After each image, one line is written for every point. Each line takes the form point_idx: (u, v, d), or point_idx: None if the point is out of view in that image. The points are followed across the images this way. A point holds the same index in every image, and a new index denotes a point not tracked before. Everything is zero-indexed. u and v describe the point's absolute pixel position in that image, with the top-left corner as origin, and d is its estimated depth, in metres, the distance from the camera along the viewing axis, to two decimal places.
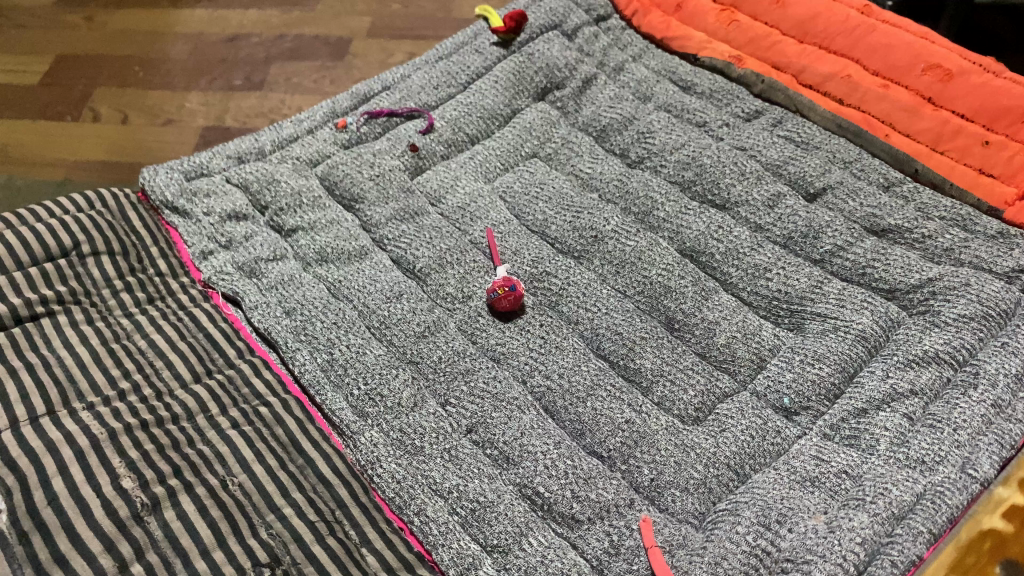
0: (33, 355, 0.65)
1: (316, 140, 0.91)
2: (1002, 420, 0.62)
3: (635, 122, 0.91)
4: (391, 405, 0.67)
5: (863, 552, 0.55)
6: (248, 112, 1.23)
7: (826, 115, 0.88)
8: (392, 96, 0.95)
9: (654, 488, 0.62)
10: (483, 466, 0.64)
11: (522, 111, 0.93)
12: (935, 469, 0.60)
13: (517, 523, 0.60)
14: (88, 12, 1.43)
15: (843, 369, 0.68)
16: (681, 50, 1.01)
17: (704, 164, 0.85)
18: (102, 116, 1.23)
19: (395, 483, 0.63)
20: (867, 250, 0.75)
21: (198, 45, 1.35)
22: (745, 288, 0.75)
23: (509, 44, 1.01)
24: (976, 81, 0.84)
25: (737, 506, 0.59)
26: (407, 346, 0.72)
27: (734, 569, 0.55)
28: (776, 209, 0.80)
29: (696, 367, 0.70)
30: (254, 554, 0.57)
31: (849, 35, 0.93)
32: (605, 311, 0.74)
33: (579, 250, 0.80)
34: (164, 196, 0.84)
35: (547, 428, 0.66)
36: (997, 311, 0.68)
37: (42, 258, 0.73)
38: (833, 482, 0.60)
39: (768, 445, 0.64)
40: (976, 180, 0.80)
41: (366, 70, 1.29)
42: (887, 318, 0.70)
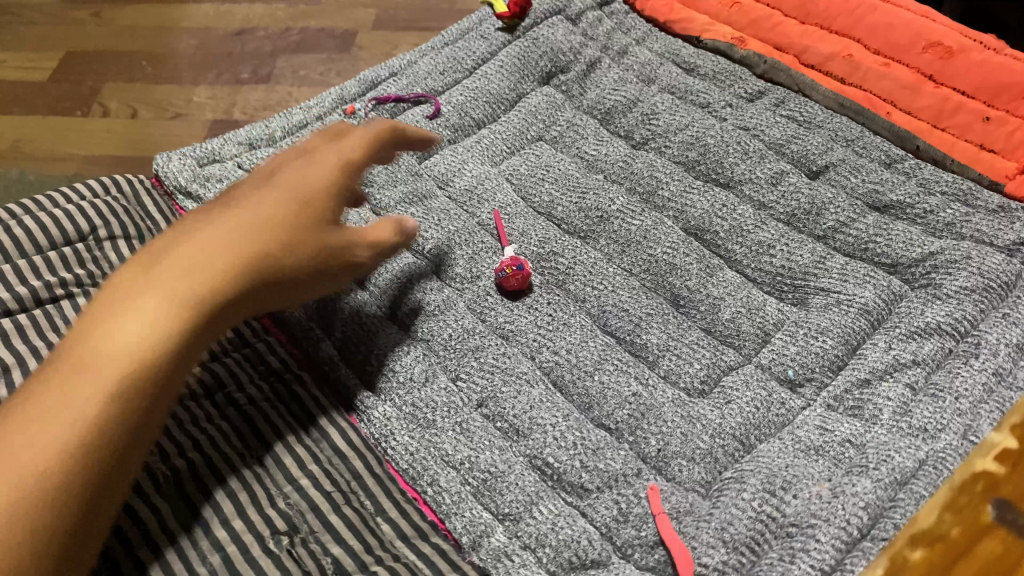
0: (54, 335, 0.67)
1: (325, 126, 0.92)
2: (1004, 389, 0.64)
3: (639, 104, 0.92)
4: (403, 380, 0.69)
5: (867, 515, 0.56)
6: (257, 104, 1.25)
7: (828, 94, 0.89)
8: (399, 82, 0.96)
9: (662, 458, 0.63)
10: (494, 438, 0.65)
11: (527, 96, 0.95)
12: (937, 437, 0.60)
13: (528, 491, 0.62)
14: (96, 6, 1.45)
15: (846, 342, 0.69)
16: (684, 33, 1.02)
17: (707, 144, 0.86)
18: (113, 111, 1.25)
19: (409, 455, 0.65)
20: (869, 225, 0.76)
21: (206, 39, 1.37)
22: (748, 264, 0.76)
23: (514, 29, 1.02)
24: (976, 58, 0.85)
25: (743, 474, 0.60)
26: (417, 325, 0.73)
27: (741, 534, 0.57)
28: (779, 187, 0.81)
29: (701, 342, 0.71)
30: (273, 524, 0.59)
31: (851, 15, 0.94)
32: (611, 289, 0.75)
33: (585, 230, 0.81)
34: (178, 181, 0.86)
35: (556, 401, 0.67)
36: (998, 283, 0.69)
37: (61, 243, 0.74)
38: (837, 451, 0.61)
39: (773, 416, 0.65)
40: (976, 156, 0.81)
41: (373, 60, 1.31)
42: (889, 291, 0.71)
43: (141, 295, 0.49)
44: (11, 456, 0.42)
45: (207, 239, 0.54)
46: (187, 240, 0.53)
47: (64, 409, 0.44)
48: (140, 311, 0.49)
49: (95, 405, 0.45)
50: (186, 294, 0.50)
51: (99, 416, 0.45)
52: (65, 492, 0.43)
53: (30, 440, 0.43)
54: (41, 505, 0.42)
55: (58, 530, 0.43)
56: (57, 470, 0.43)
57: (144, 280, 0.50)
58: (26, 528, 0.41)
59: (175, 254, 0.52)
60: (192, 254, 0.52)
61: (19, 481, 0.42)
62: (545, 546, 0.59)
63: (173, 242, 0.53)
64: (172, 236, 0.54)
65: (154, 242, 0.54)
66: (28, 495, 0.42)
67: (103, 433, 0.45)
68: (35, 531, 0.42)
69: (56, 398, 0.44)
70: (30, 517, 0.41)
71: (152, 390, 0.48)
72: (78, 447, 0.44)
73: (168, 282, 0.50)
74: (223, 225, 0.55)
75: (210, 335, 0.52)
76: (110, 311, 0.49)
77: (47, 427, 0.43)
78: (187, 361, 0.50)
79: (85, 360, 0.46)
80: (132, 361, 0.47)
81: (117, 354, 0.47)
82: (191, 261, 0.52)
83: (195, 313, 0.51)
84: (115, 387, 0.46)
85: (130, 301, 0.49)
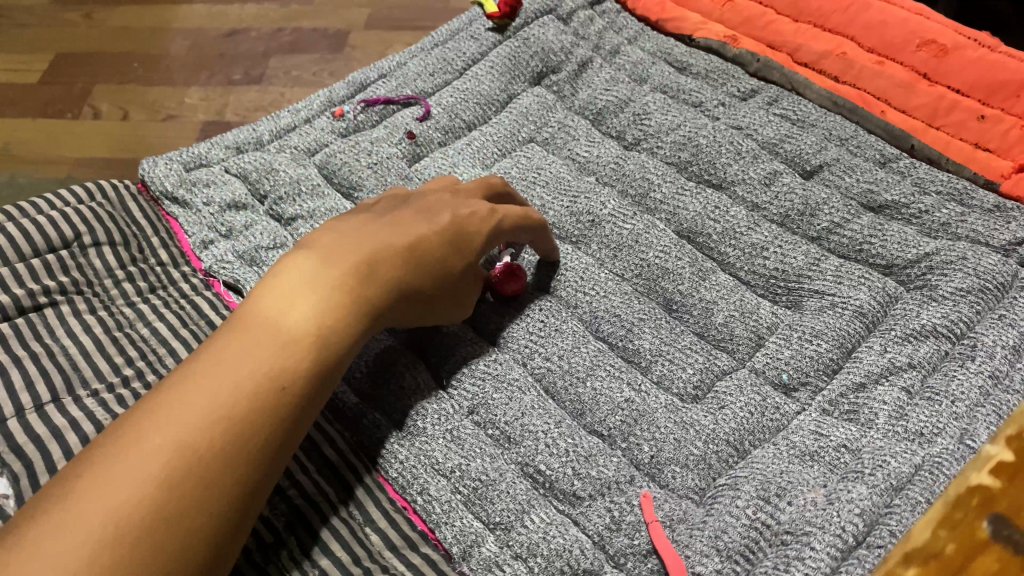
0: (37, 344, 0.66)
1: (313, 129, 0.91)
2: (1002, 392, 0.62)
3: (631, 105, 0.91)
4: (393, 388, 0.68)
5: (863, 522, 0.55)
6: (247, 106, 1.24)
7: (822, 92, 0.88)
8: (388, 84, 0.95)
9: (655, 465, 0.63)
10: (485, 446, 0.64)
11: (518, 97, 0.94)
12: (933, 441, 0.59)
13: (519, 500, 0.61)
14: (85, 8, 1.43)
15: (841, 345, 0.68)
16: (677, 32, 1.01)
17: (700, 144, 0.85)
18: (102, 113, 1.24)
19: (399, 464, 0.64)
20: (864, 226, 0.75)
21: (196, 40, 1.36)
22: (742, 267, 0.75)
23: (504, 30, 1.01)
24: (971, 56, 0.84)
25: (737, 481, 0.60)
26: (407, 333, 0.73)
27: (735, 542, 0.56)
28: (773, 187, 0.80)
29: (694, 347, 0.70)
30: (261, 536, 0.58)
31: (845, 13, 0.93)
32: (603, 294, 0.74)
33: (577, 235, 0.80)
34: (164, 186, 0.85)
35: (548, 408, 0.66)
36: (994, 285, 0.68)
37: (45, 249, 0.73)
38: (832, 456, 0.61)
39: (767, 420, 0.64)
40: (972, 154, 0.80)
41: (364, 61, 1.30)
42: (884, 293, 0.70)
43: (296, 298, 0.51)
44: (172, 438, 0.43)
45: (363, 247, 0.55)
46: (343, 247, 0.55)
47: (225, 400, 0.45)
48: (295, 313, 0.50)
49: (252, 400, 0.46)
50: (336, 299, 0.52)
51: (256, 410, 0.46)
52: (222, 480, 0.44)
53: (193, 426, 0.44)
54: (199, 490, 0.43)
55: (214, 517, 0.43)
56: (213, 459, 0.44)
57: (305, 276, 0.52)
58: (182, 511, 0.42)
59: (329, 259, 0.54)
60: (344, 261, 0.54)
61: (180, 463, 0.43)
62: (536, 556, 0.58)
63: (322, 249, 0.55)
64: (332, 237, 0.56)
65: (304, 247, 0.55)
66: (189, 480, 0.43)
67: (258, 428, 0.46)
68: (191, 514, 0.42)
69: (216, 388, 0.46)
70: (189, 499, 0.42)
71: (302, 392, 0.49)
72: (237, 440, 0.45)
73: (320, 286, 0.52)
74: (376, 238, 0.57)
75: (362, 343, 0.54)
76: (262, 312, 0.50)
77: (210, 414, 0.45)
78: (335, 366, 0.52)
79: (241, 354, 0.48)
80: (287, 361, 0.48)
81: (274, 354, 0.48)
82: (343, 267, 0.53)
83: (343, 317, 0.52)
84: (280, 382, 0.48)
85: (288, 304, 0.51)
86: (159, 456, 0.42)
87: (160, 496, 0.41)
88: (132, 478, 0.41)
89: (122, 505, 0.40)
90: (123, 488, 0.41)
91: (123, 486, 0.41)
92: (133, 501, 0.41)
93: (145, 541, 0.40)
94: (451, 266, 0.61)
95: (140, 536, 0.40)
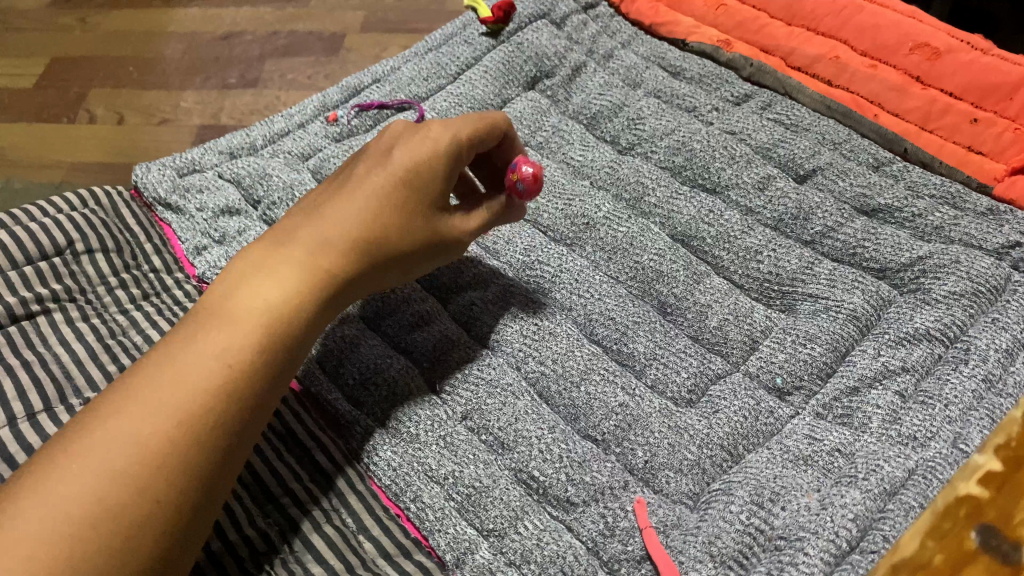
0: (30, 352, 0.65)
1: (307, 134, 0.91)
2: (994, 395, 0.62)
3: (625, 109, 0.91)
4: (386, 394, 0.68)
5: (856, 527, 0.55)
6: (242, 109, 1.24)
7: (815, 96, 0.89)
8: (382, 89, 0.95)
9: (649, 470, 0.63)
10: (478, 452, 0.64)
11: (513, 101, 0.94)
12: (926, 446, 0.60)
13: (513, 507, 0.61)
14: (79, 11, 1.43)
15: (835, 349, 0.68)
16: (670, 36, 1.01)
17: (694, 149, 0.85)
18: (97, 117, 1.23)
19: (392, 471, 0.64)
20: (858, 230, 0.75)
21: (191, 44, 1.36)
22: (736, 271, 0.75)
23: (498, 34, 1.01)
24: (964, 59, 0.84)
25: (731, 486, 0.60)
26: (400, 337, 0.73)
27: (728, 548, 0.56)
28: (767, 191, 0.80)
29: (688, 350, 0.70)
30: (253, 543, 0.59)
31: (838, 16, 0.93)
32: (597, 297, 0.74)
33: (572, 238, 0.80)
34: (157, 192, 0.84)
35: (542, 413, 0.66)
36: (987, 288, 0.68)
37: (38, 256, 0.73)
38: (826, 461, 0.61)
39: (761, 425, 0.64)
40: (964, 157, 0.80)
41: (359, 64, 1.30)
42: (878, 296, 0.70)
43: (257, 293, 0.53)
44: (138, 430, 0.45)
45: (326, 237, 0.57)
46: (303, 239, 0.57)
47: (188, 391, 0.47)
48: (256, 305, 0.53)
49: (215, 389, 0.48)
50: (298, 291, 0.54)
51: (220, 400, 0.48)
52: (188, 469, 0.46)
53: (158, 417, 0.46)
54: (167, 479, 0.45)
55: (182, 505, 0.45)
56: (180, 451, 0.46)
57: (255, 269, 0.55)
58: (151, 500, 0.44)
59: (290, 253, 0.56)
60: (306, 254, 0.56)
61: (147, 456, 0.45)
62: (530, 563, 0.58)
63: (288, 243, 0.57)
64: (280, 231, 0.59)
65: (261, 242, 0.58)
66: (155, 470, 0.45)
67: (221, 418, 0.48)
68: (158, 503, 0.44)
69: (178, 381, 0.48)
70: (156, 490, 0.44)
71: (264, 382, 0.51)
72: (200, 429, 0.47)
73: (283, 279, 0.54)
74: (338, 221, 0.58)
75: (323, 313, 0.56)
76: (223, 307, 0.53)
77: (173, 406, 0.47)
78: (295, 354, 0.54)
79: (204, 346, 0.50)
80: (249, 353, 0.51)
81: (223, 336, 0.51)
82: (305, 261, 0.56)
83: (304, 307, 0.55)
84: (233, 360, 0.50)
85: (248, 300, 0.53)
86: (127, 447, 0.44)
87: (129, 488, 0.43)
88: (101, 470, 0.43)
89: (93, 497, 0.42)
90: (92, 480, 0.43)
91: (92, 477, 0.43)
92: (102, 493, 0.43)
93: (114, 530, 0.42)
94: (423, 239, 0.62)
95: (109, 528, 0.42)
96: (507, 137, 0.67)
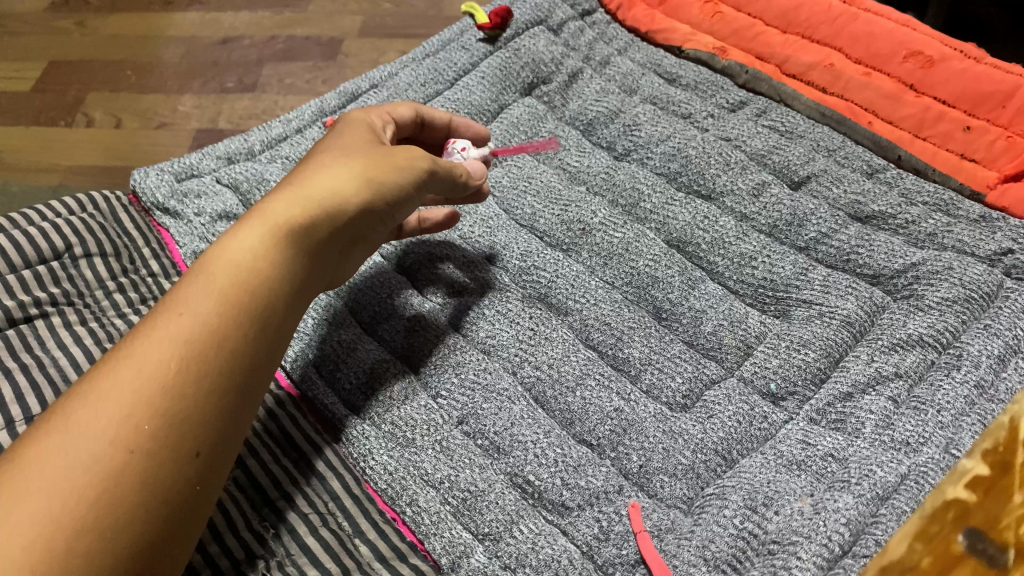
0: (28, 356, 0.66)
1: (305, 139, 0.92)
2: (986, 401, 0.63)
3: (622, 115, 0.91)
4: (383, 398, 0.68)
5: (849, 531, 0.56)
6: (239, 113, 1.24)
7: (810, 103, 0.89)
8: (380, 95, 0.96)
9: (644, 474, 0.63)
10: (474, 456, 0.65)
11: (510, 107, 0.95)
12: (919, 450, 0.60)
13: (508, 511, 0.61)
14: (78, 15, 1.43)
15: (828, 354, 0.68)
16: (667, 42, 1.01)
17: (689, 155, 0.85)
18: (95, 121, 1.24)
19: (388, 475, 0.64)
20: (852, 237, 0.76)
21: (189, 48, 1.36)
22: (731, 276, 0.76)
23: (496, 40, 1.02)
24: (958, 67, 0.85)
25: (725, 490, 0.60)
26: (397, 341, 0.73)
27: (722, 552, 0.56)
28: (761, 198, 0.81)
29: (684, 356, 0.70)
30: (249, 545, 0.59)
31: (833, 24, 0.93)
32: (593, 302, 0.75)
33: (567, 243, 0.80)
34: (155, 198, 0.85)
35: (537, 417, 0.66)
36: (980, 294, 0.69)
37: (36, 260, 0.74)
38: (819, 466, 0.61)
39: (755, 430, 0.65)
40: (958, 164, 0.81)
41: (357, 69, 1.30)
42: (872, 303, 0.71)
43: (236, 248, 0.49)
44: (121, 399, 0.41)
45: (309, 187, 0.53)
46: (280, 193, 0.53)
47: (171, 355, 0.43)
48: (237, 261, 0.48)
49: (201, 353, 0.44)
50: (286, 245, 0.50)
51: (206, 364, 0.44)
52: (181, 441, 0.42)
53: (141, 384, 0.42)
54: (159, 450, 0.41)
55: (180, 479, 0.42)
56: (169, 419, 0.42)
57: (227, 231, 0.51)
58: (143, 473, 0.40)
59: (272, 204, 0.51)
60: (291, 204, 0.52)
61: (133, 426, 0.40)
62: (525, 567, 0.58)
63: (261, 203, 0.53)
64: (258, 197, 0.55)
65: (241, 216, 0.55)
66: (134, 432, 0.40)
67: (210, 383, 0.44)
68: (152, 478, 0.40)
69: (158, 344, 0.43)
70: (147, 463, 0.40)
71: (254, 344, 0.47)
72: (189, 397, 0.43)
73: (266, 231, 0.50)
74: (321, 176, 0.54)
75: (302, 263, 0.51)
76: (202, 268, 0.48)
77: (156, 371, 0.42)
78: (285, 313, 0.50)
79: (183, 308, 0.45)
80: (234, 313, 0.46)
81: (187, 292, 0.46)
82: (290, 212, 0.51)
83: (291, 263, 0.50)
84: (196, 310, 0.45)
85: (230, 255, 0.48)
86: (111, 417, 0.40)
87: (106, 451, 0.39)
88: (83, 445, 0.39)
89: (78, 474, 0.38)
90: (74, 456, 0.39)
91: (75, 453, 0.39)
92: (88, 471, 0.39)
93: (105, 507, 0.38)
94: (405, 203, 0.60)
95: (100, 506, 0.38)
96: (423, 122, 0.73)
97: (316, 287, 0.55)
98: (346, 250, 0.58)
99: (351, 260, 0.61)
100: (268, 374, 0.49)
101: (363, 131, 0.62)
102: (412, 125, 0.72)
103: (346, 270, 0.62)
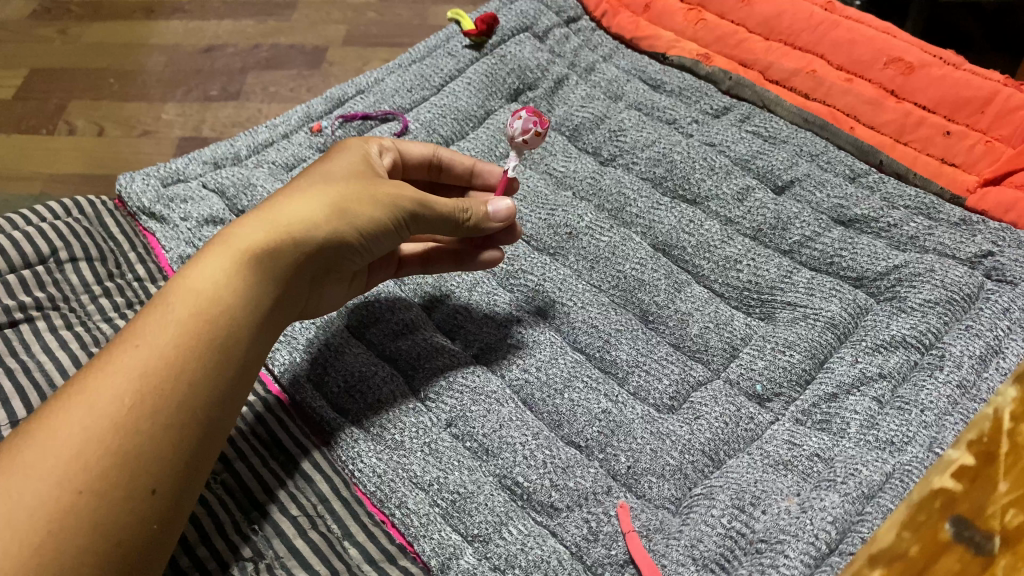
0: (13, 361, 0.65)
1: (291, 145, 0.92)
2: (968, 401, 0.63)
3: (607, 121, 0.92)
4: (372, 403, 0.68)
5: (835, 529, 0.56)
6: (223, 122, 1.24)
7: (792, 110, 0.90)
8: (366, 100, 0.97)
9: (631, 475, 0.63)
10: (463, 458, 0.65)
11: (495, 113, 0.95)
12: (903, 450, 0.60)
13: (497, 512, 0.61)
14: (60, 23, 1.42)
15: (813, 356, 0.69)
16: (651, 49, 1.02)
17: (674, 160, 0.86)
18: (77, 129, 1.23)
19: (376, 477, 0.64)
20: (835, 240, 0.77)
21: (172, 55, 1.36)
22: (716, 279, 0.76)
23: (481, 46, 1.03)
24: (937, 73, 0.86)
25: (712, 490, 0.60)
26: (385, 344, 0.73)
27: (710, 551, 0.57)
28: (745, 203, 0.82)
29: (670, 358, 0.71)
30: (239, 550, 0.59)
31: (814, 31, 0.94)
32: (580, 305, 0.75)
33: (554, 247, 0.81)
34: (141, 202, 0.85)
35: (525, 419, 0.67)
36: (961, 295, 0.70)
37: (21, 265, 0.73)
38: (805, 466, 0.62)
39: (742, 431, 0.65)
40: (938, 169, 0.82)
41: (342, 77, 1.30)
42: (856, 305, 0.72)
43: (199, 277, 0.49)
44: (72, 437, 0.42)
45: (278, 217, 0.53)
46: (250, 219, 0.53)
47: (126, 389, 0.44)
48: (199, 290, 0.49)
49: (158, 386, 0.45)
50: (252, 272, 0.51)
51: (164, 399, 0.45)
52: (134, 479, 0.43)
53: (95, 420, 0.43)
54: (110, 489, 0.42)
55: (134, 517, 0.43)
56: (122, 457, 0.42)
57: (189, 262, 0.51)
58: (94, 512, 0.41)
59: (239, 231, 0.52)
60: (259, 232, 0.52)
61: (83, 465, 0.41)
62: (514, 567, 0.58)
63: (229, 231, 0.53)
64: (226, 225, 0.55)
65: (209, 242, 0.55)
66: (83, 475, 0.41)
67: (166, 418, 0.45)
68: (104, 517, 0.41)
69: (112, 379, 0.44)
70: (98, 503, 0.41)
71: (216, 379, 0.48)
72: (144, 432, 0.44)
73: (230, 262, 0.50)
74: (293, 203, 0.55)
75: (266, 296, 0.51)
76: (165, 297, 0.49)
77: (110, 406, 0.43)
78: (250, 343, 0.51)
79: (142, 340, 0.46)
80: (192, 345, 0.47)
81: (145, 326, 0.47)
82: (255, 244, 0.51)
83: (256, 292, 0.51)
84: (150, 344, 0.46)
85: (193, 285, 0.49)
86: (61, 455, 0.41)
87: (52, 495, 0.40)
88: (33, 486, 0.40)
89: (25, 517, 0.39)
90: (22, 496, 0.40)
91: (25, 494, 0.40)
92: (34, 515, 0.39)
93: (51, 550, 0.39)
94: (388, 236, 0.59)
95: (46, 547, 0.39)
96: (442, 165, 0.73)
97: (289, 312, 0.56)
98: (320, 276, 0.58)
99: (325, 290, 0.61)
100: (233, 406, 0.50)
101: (348, 166, 0.62)
102: (425, 167, 0.73)
103: (322, 299, 0.62)
